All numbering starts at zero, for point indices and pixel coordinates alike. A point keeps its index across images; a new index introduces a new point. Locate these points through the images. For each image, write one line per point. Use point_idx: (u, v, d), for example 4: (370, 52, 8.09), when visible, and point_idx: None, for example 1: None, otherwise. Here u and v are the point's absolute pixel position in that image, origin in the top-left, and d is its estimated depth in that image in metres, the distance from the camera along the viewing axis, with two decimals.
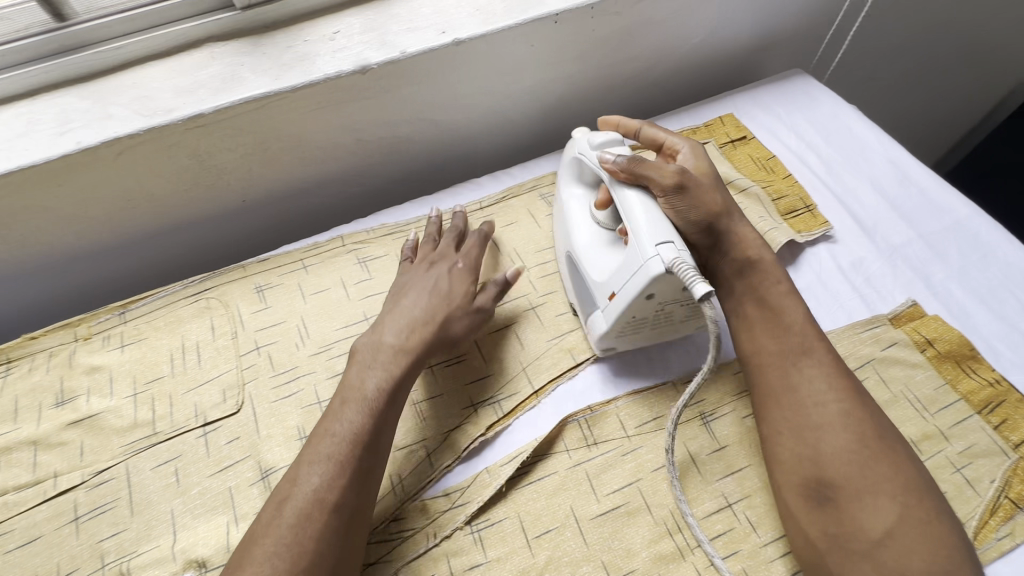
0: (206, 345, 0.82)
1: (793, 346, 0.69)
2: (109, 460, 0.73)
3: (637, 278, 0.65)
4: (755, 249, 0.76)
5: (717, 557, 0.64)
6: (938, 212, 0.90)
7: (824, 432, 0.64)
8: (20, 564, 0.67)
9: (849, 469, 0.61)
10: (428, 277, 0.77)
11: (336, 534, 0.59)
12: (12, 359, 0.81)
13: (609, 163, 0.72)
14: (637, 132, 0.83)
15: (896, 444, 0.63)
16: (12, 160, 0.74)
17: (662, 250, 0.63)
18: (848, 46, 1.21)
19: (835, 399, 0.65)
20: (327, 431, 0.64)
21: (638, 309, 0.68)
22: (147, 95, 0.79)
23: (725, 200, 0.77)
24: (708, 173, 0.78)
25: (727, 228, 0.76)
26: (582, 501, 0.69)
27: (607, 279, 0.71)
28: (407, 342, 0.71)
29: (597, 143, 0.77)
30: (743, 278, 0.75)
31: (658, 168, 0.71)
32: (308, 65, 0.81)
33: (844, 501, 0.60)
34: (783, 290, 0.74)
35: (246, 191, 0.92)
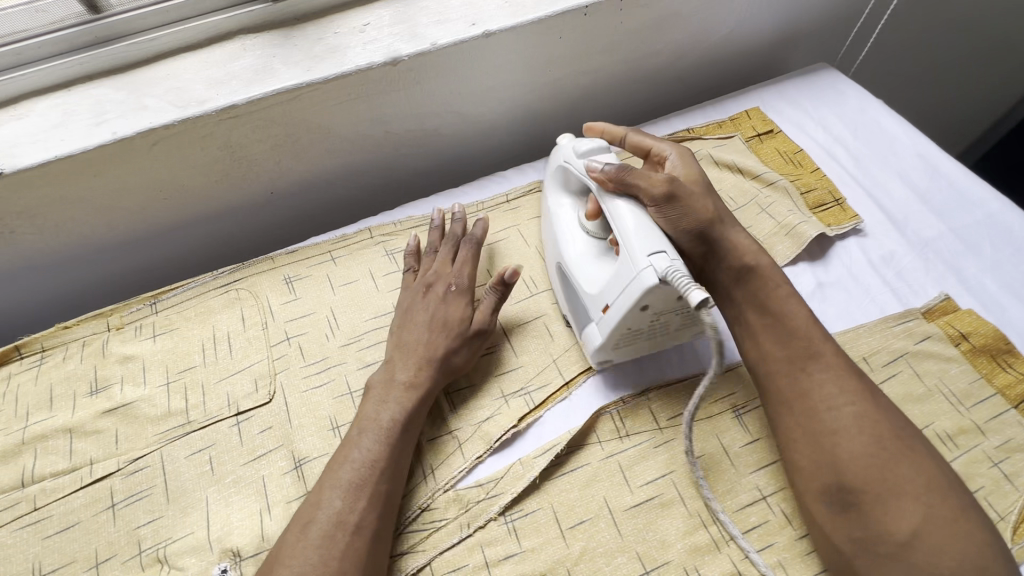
0: (237, 336, 0.82)
1: (800, 350, 0.67)
2: (144, 448, 0.73)
3: (632, 290, 0.64)
4: (752, 255, 0.73)
5: (751, 550, 0.65)
6: (969, 206, 0.90)
7: (840, 436, 0.61)
8: (59, 550, 0.67)
9: (870, 472, 0.59)
10: (427, 306, 0.76)
11: (361, 555, 0.59)
12: (46, 348, 0.82)
13: (597, 171, 0.71)
14: (623, 139, 0.82)
15: (915, 441, 0.61)
16: (49, 150, 0.74)
17: (655, 260, 0.62)
18: (874, 39, 1.20)
19: (847, 402, 0.63)
20: (345, 456, 0.65)
21: (634, 320, 0.67)
22: (181, 86, 0.79)
23: (716, 207, 0.74)
24: (698, 180, 0.76)
25: (721, 235, 0.73)
26: (616, 492, 0.68)
27: (601, 291, 0.70)
28: (415, 378, 0.71)
29: (582, 151, 0.76)
30: (742, 283, 0.72)
31: (647, 177, 0.69)
32: (340, 57, 0.81)
33: (867, 505, 0.58)
34: (783, 294, 0.71)
35: (274, 183, 0.92)
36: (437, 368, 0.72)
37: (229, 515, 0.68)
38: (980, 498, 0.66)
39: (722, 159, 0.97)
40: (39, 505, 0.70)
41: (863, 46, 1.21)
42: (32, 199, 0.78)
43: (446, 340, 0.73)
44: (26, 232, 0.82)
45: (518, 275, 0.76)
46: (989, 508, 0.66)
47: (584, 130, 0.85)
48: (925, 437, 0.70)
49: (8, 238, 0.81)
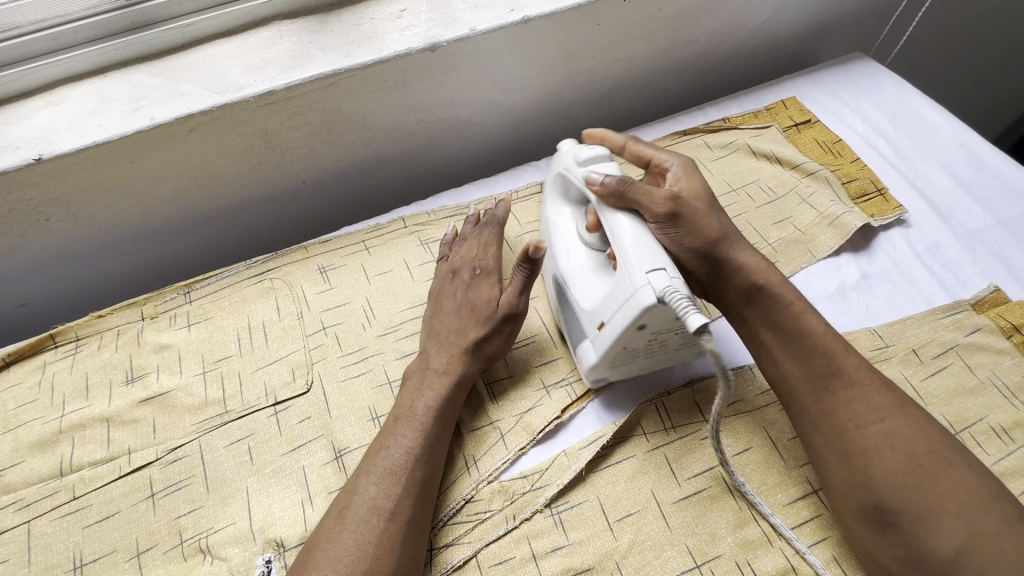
0: (272, 325, 0.81)
1: (821, 369, 0.62)
2: (182, 438, 0.72)
3: (628, 309, 0.59)
4: (762, 273, 0.66)
5: (800, 544, 0.63)
6: (1015, 197, 0.88)
7: (871, 456, 0.57)
8: (99, 540, 0.66)
9: (906, 492, 0.55)
10: (456, 292, 0.75)
11: (397, 542, 0.57)
12: (81, 337, 0.81)
13: (596, 183, 0.65)
14: (623, 149, 0.74)
15: (951, 455, 0.56)
16: (86, 136, 0.74)
17: (654, 277, 0.57)
18: (908, 29, 1.18)
19: (876, 419, 0.59)
20: (383, 445, 0.63)
21: (629, 340, 0.63)
22: (217, 72, 0.79)
23: (723, 224, 0.68)
24: (705, 195, 0.69)
25: (727, 254, 0.67)
26: (663, 484, 0.67)
27: (596, 308, 0.65)
28: (448, 365, 0.69)
29: (583, 159, 0.70)
30: (752, 302, 0.66)
31: (648, 193, 0.64)
32: (377, 43, 0.80)
33: (907, 526, 0.54)
34: (799, 308, 0.65)
35: (306, 171, 0.91)
36: (469, 354, 0.70)
37: (271, 505, 0.67)
38: None
39: (760, 149, 0.95)
40: (78, 495, 0.69)
41: (898, 36, 1.19)
42: (67, 186, 0.77)
43: (473, 327, 0.71)
44: (60, 219, 0.81)
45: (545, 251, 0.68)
46: None
47: (584, 137, 0.79)
48: (980, 430, 0.69)
49: (43, 225, 0.81)
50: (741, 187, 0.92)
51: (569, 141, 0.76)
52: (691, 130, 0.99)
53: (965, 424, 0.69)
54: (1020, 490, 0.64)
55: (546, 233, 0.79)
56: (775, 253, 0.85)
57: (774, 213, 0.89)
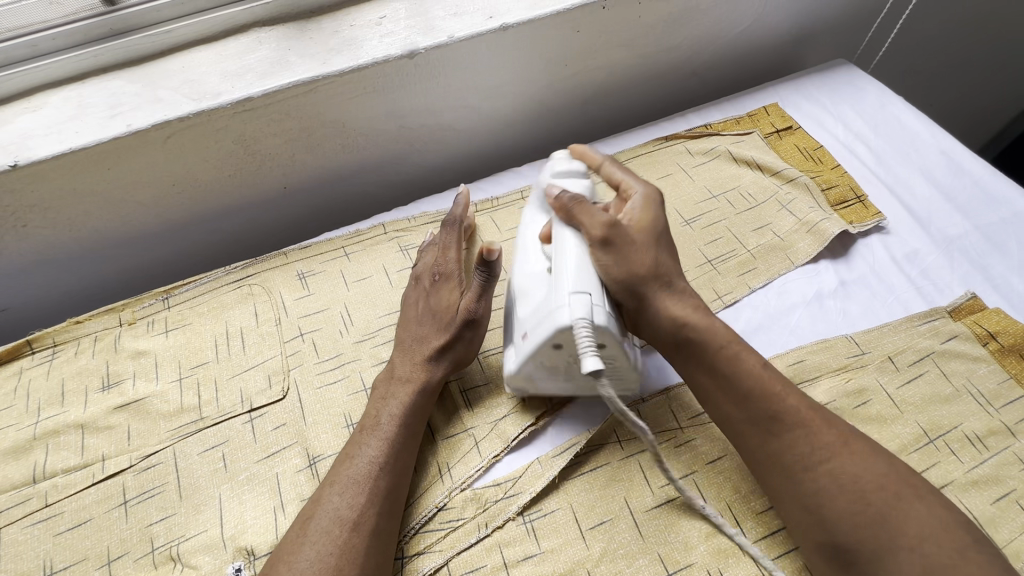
0: (250, 332, 0.81)
1: (760, 412, 0.61)
2: (156, 445, 0.72)
3: (546, 325, 0.62)
4: (689, 319, 0.66)
5: (772, 554, 0.62)
6: (993, 204, 0.88)
7: (821, 498, 0.56)
8: (70, 547, 0.66)
9: (859, 531, 0.54)
10: (419, 299, 0.75)
11: (360, 552, 0.57)
12: (58, 343, 0.81)
13: (553, 195, 0.67)
14: (599, 167, 0.76)
15: (901, 491, 0.55)
16: (63, 142, 0.74)
17: (575, 302, 0.60)
18: (893, 36, 1.19)
19: (822, 460, 0.58)
20: (349, 456, 0.63)
21: (546, 356, 0.65)
22: (195, 78, 0.79)
23: (660, 263, 0.67)
24: (649, 230, 0.68)
25: (656, 295, 0.66)
26: (636, 492, 0.67)
27: (524, 316, 0.67)
28: (411, 373, 0.69)
29: (558, 172, 0.72)
30: (679, 346, 0.66)
31: (591, 214, 0.65)
32: (356, 50, 0.80)
33: (863, 565, 0.53)
34: (732, 351, 0.64)
35: (287, 177, 0.91)
36: (431, 361, 0.70)
37: (243, 513, 0.67)
38: (1012, 501, 0.64)
39: (740, 155, 0.95)
40: (50, 502, 0.69)
41: (882, 43, 1.19)
42: (44, 193, 0.77)
43: (433, 334, 0.71)
44: (37, 225, 0.81)
45: (496, 252, 0.67)
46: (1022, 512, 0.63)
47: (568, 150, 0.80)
48: (954, 437, 0.68)
49: (21, 231, 0.81)
50: (721, 194, 0.92)
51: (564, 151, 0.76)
52: (673, 137, 0.99)
53: (940, 432, 0.69)
54: (994, 499, 0.64)
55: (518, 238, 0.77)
56: (754, 260, 0.85)
57: (753, 220, 0.89)
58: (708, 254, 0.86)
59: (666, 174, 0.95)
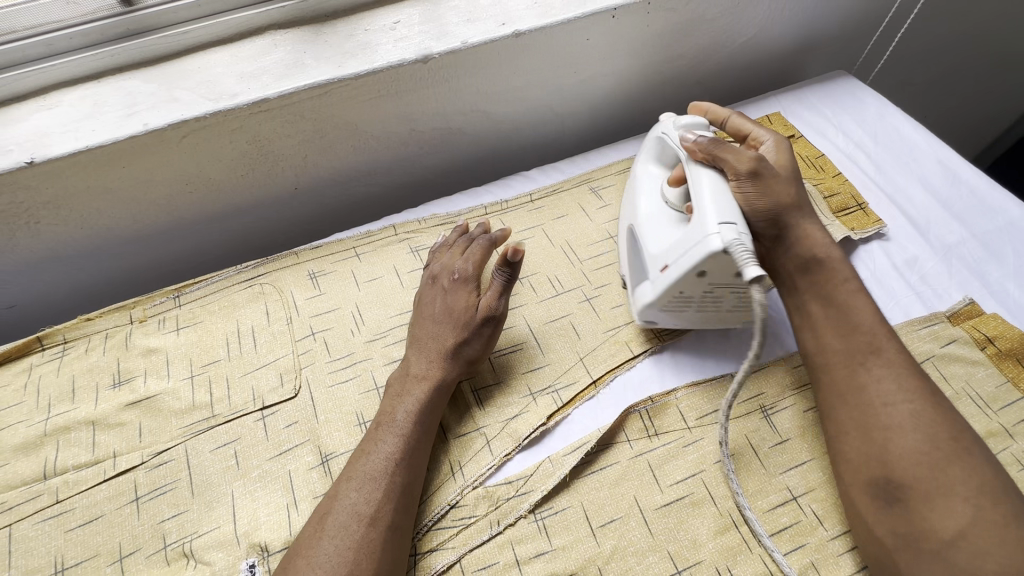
0: (261, 330, 0.82)
1: (861, 345, 0.66)
2: (168, 442, 0.72)
3: (693, 252, 0.66)
4: (822, 248, 0.71)
5: (779, 552, 0.63)
6: (990, 212, 0.90)
7: (893, 432, 0.60)
8: (81, 544, 0.66)
9: (919, 470, 0.58)
10: (434, 298, 0.75)
11: (378, 547, 0.57)
12: (68, 340, 0.81)
13: (689, 141, 0.73)
14: (725, 121, 0.81)
15: (972, 447, 0.59)
16: (80, 140, 0.74)
17: (724, 228, 0.64)
18: (892, 48, 1.22)
19: (904, 400, 0.61)
20: (365, 452, 0.64)
21: (688, 286, 0.69)
22: (212, 79, 0.80)
23: (799, 196, 0.73)
24: (788, 168, 0.75)
25: (795, 222, 0.71)
26: (646, 491, 0.68)
27: (662, 252, 0.72)
28: (430, 371, 0.70)
29: (682, 124, 0.77)
30: (808, 273, 0.71)
31: (736, 151, 0.70)
32: (370, 54, 0.82)
33: (912, 503, 0.57)
34: (850, 288, 0.69)
35: (300, 178, 0.92)
36: (446, 360, 0.70)
37: (256, 510, 0.67)
38: None
39: None
40: (61, 498, 0.69)
41: (881, 54, 1.22)
42: (60, 189, 0.77)
43: (453, 329, 0.72)
44: (49, 222, 0.81)
45: (521, 253, 0.72)
46: None
47: (687, 109, 0.85)
48: None
49: (33, 228, 0.81)
50: None
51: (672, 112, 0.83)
52: None
53: None
54: None
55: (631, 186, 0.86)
56: None
57: None
58: None
59: None
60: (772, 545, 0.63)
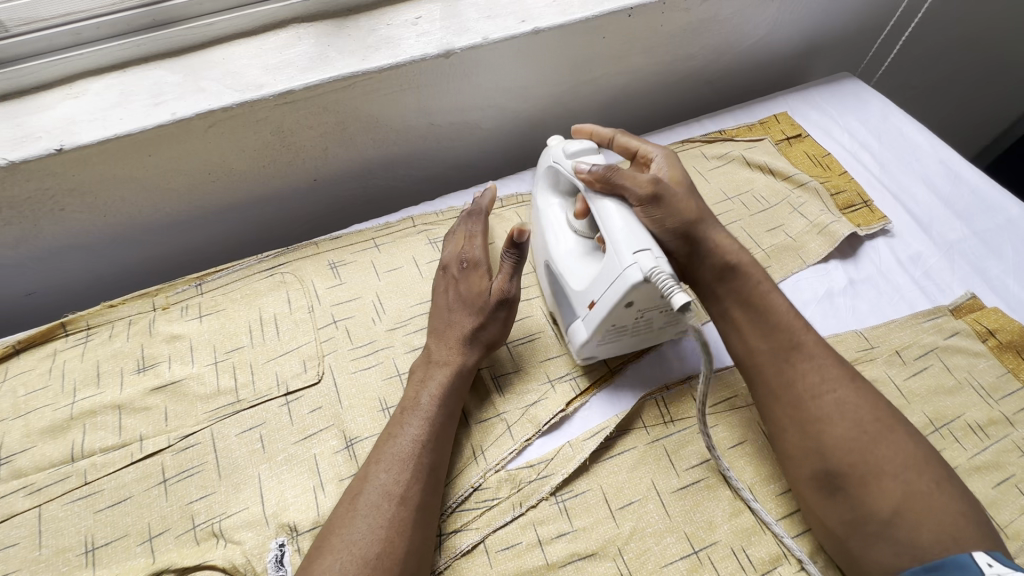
0: (284, 318, 0.83)
1: (783, 342, 0.67)
2: (194, 426, 0.74)
3: (617, 285, 0.63)
4: (735, 254, 0.72)
5: (788, 536, 0.66)
6: (990, 211, 0.93)
7: (824, 423, 0.62)
8: (110, 524, 0.67)
9: (852, 456, 0.60)
10: (448, 288, 0.77)
11: (409, 526, 0.59)
12: (92, 326, 0.82)
13: (585, 172, 0.69)
14: (612, 141, 0.80)
15: (895, 425, 0.61)
16: (108, 129, 0.75)
17: (641, 258, 0.61)
18: (895, 52, 1.26)
19: (829, 389, 0.64)
20: (390, 435, 0.65)
21: (619, 317, 0.66)
22: (236, 71, 0.81)
23: (700, 207, 0.73)
24: (683, 182, 0.74)
25: (704, 235, 0.71)
26: (663, 475, 0.70)
27: (588, 287, 0.69)
28: (448, 356, 0.72)
29: (571, 152, 0.74)
30: (725, 280, 0.72)
31: (632, 177, 0.68)
32: (394, 48, 0.83)
33: (851, 489, 0.59)
34: (764, 289, 0.71)
35: (319, 169, 0.93)
36: (466, 345, 0.72)
37: (283, 491, 0.69)
38: (1012, 485, 0.69)
39: (754, 160, 1.00)
40: (89, 480, 0.70)
41: (885, 57, 1.26)
42: (86, 177, 0.78)
43: (467, 314, 0.74)
44: (74, 210, 0.82)
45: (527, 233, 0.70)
46: (1021, 495, 0.68)
47: (572, 132, 0.83)
48: (957, 427, 0.73)
49: (56, 215, 0.82)
50: (736, 196, 0.97)
51: (559, 136, 0.79)
52: (689, 141, 1.04)
53: (945, 421, 0.74)
54: (995, 482, 0.69)
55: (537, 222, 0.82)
56: (769, 259, 0.89)
57: (769, 221, 0.93)
58: None
59: None
60: (780, 530, 0.66)
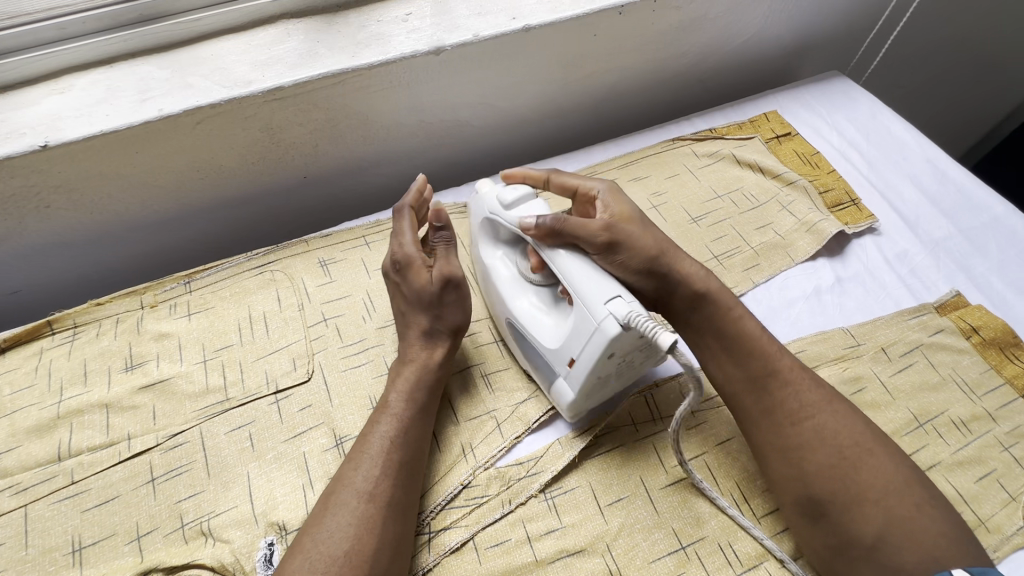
0: (273, 316, 0.83)
1: (760, 369, 0.67)
2: (182, 424, 0.73)
3: (594, 342, 0.61)
4: (702, 281, 0.70)
5: (769, 535, 0.67)
6: (975, 209, 0.94)
7: (804, 451, 0.63)
8: (98, 523, 0.67)
9: (833, 484, 0.61)
10: (396, 293, 0.75)
11: (377, 523, 0.59)
12: (79, 325, 0.82)
13: (533, 227, 0.67)
14: (548, 182, 0.77)
15: (874, 449, 0.62)
16: (94, 125, 0.74)
17: (613, 307, 0.60)
18: (883, 52, 1.27)
19: (808, 416, 0.64)
20: (364, 434, 0.66)
21: (602, 369, 0.65)
22: (225, 67, 0.80)
23: (659, 237, 0.71)
24: (633, 216, 0.72)
25: (671, 265, 0.70)
26: (651, 471, 0.71)
27: (562, 345, 0.66)
28: (408, 353, 0.72)
29: (508, 202, 0.71)
30: (696, 308, 0.70)
31: (585, 227, 0.66)
32: (384, 45, 0.83)
33: (835, 515, 0.60)
34: (737, 314, 0.70)
35: (308, 166, 0.93)
36: (427, 340, 0.72)
37: (272, 489, 0.69)
38: (994, 480, 0.70)
39: (743, 159, 1.01)
40: (76, 479, 0.69)
41: (874, 56, 1.27)
42: (72, 173, 0.77)
43: (420, 312, 0.72)
44: (61, 207, 0.81)
45: (443, 213, 0.73)
46: (1002, 489, 0.70)
47: (502, 176, 0.79)
48: (941, 422, 0.74)
49: (42, 212, 0.81)
50: (726, 194, 0.97)
51: (488, 179, 0.77)
52: (680, 139, 1.04)
53: (929, 417, 0.74)
54: (976, 477, 0.70)
55: (486, 279, 0.79)
56: (757, 257, 0.89)
57: (757, 219, 0.94)
58: (715, 251, 0.90)
59: (674, 174, 0.99)
60: (759, 532, 0.66)
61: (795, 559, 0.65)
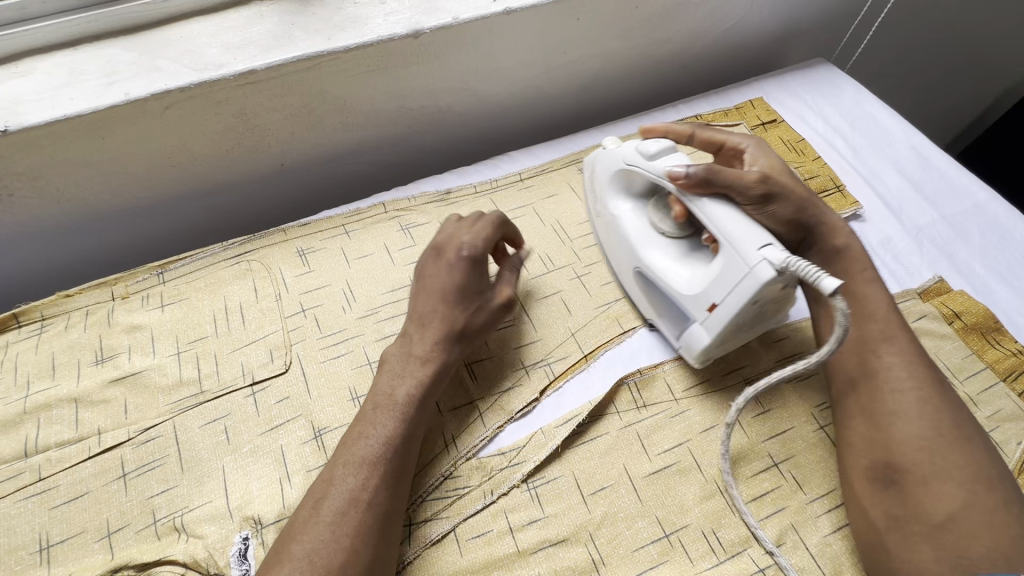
0: (250, 307, 0.81)
1: (875, 332, 0.68)
2: (155, 418, 0.71)
3: (742, 288, 0.63)
4: (843, 238, 0.75)
5: (754, 522, 0.66)
6: (959, 195, 0.95)
7: (898, 418, 0.63)
8: (67, 521, 0.65)
9: (919, 455, 0.60)
10: (440, 276, 0.71)
11: (373, 534, 0.58)
12: (47, 317, 0.79)
13: (682, 176, 0.67)
14: (692, 137, 0.79)
15: (971, 436, 0.62)
16: (58, 109, 0.72)
17: (768, 253, 0.61)
18: (867, 41, 1.27)
19: (912, 387, 0.64)
20: (360, 434, 0.62)
21: (742, 317, 0.66)
22: (196, 49, 0.78)
23: (806, 191, 0.75)
24: (782, 169, 0.76)
25: (818, 220, 0.74)
26: (635, 460, 0.70)
27: (704, 290, 0.68)
28: (428, 350, 0.68)
29: (649, 154, 0.73)
30: (830, 265, 0.74)
31: (740, 178, 0.68)
32: (361, 27, 0.81)
33: (909, 486, 0.60)
34: (866, 276, 0.73)
35: (286, 153, 0.91)
36: (451, 342, 0.69)
37: (248, 483, 0.67)
38: None
39: None
40: (44, 475, 0.67)
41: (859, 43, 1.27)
42: (36, 160, 0.75)
43: (461, 309, 0.71)
44: (25, 195, 0.78)
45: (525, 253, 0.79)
46: None
47: (641, 131, 0.80)
48: None
49: (6, 200, 0.78)
50: None
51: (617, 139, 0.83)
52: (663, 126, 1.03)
53: None
54: None
55: (611, 228, 0.83)
56: None
57: None
58: None
59: None
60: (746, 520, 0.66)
61: (778, 547, 0.65)
